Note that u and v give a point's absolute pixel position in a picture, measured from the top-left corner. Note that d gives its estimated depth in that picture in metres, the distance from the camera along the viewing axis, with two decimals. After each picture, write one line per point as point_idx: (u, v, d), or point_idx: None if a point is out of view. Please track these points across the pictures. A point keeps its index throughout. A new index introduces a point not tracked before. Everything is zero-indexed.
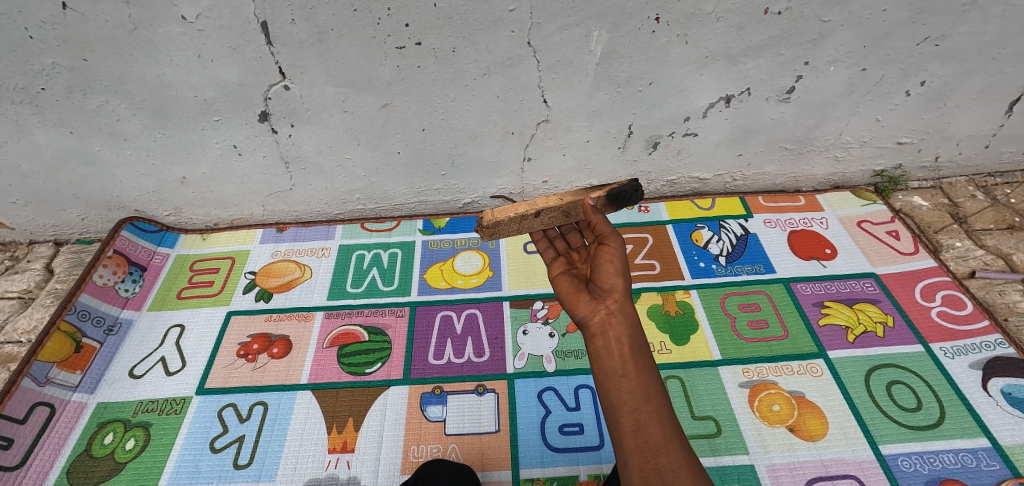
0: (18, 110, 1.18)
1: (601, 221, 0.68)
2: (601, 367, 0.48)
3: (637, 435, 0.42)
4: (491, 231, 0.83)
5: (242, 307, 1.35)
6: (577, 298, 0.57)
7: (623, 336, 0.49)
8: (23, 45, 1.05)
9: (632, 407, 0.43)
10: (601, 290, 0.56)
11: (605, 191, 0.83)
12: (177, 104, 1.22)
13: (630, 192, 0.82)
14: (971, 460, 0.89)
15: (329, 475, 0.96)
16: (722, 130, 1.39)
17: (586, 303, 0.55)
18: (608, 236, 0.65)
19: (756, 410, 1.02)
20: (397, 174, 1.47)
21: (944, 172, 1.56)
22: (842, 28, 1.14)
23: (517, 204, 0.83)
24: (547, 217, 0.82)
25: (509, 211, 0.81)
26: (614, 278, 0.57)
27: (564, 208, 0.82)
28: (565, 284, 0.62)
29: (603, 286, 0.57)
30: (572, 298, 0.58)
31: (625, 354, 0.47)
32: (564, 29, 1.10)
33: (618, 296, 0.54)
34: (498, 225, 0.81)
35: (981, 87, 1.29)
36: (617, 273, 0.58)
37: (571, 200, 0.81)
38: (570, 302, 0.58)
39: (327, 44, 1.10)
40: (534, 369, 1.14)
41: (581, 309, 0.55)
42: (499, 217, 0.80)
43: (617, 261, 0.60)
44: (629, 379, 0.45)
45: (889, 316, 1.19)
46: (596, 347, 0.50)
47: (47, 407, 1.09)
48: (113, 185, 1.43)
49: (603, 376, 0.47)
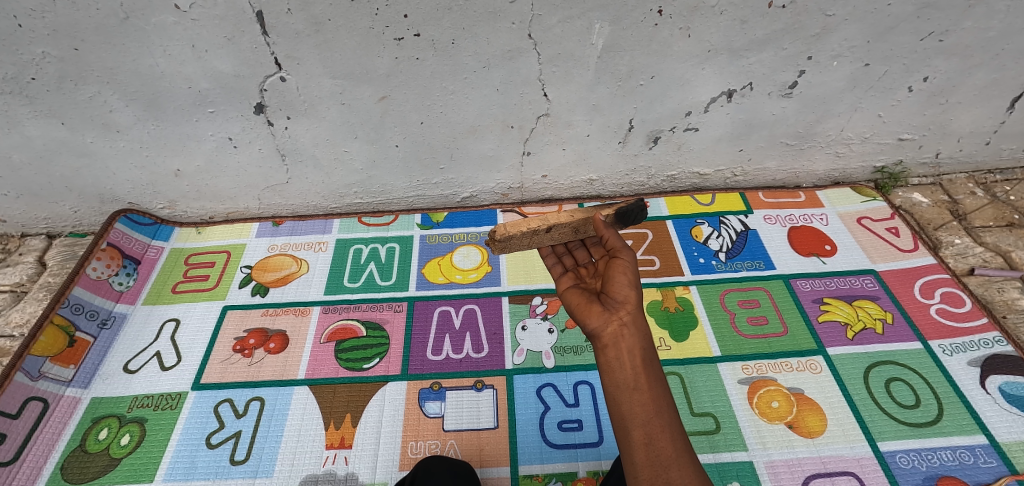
0: (7, 100, 1.16)
1: (612, 236, 0.69)
2: (612, 379, 0.48)
3: (649, 449, 0.41)
4: (502, 245, 0.83)
5: (238, 301, 1.34)
6: (588, 309, 0.56)
7: (636, 348, 0.49)
8: (12, 34, 1.03)
9: (644, 420, 0.43)
10: (614, 301, 0.56)
11: (615, 208, 0.83)
12: (170, 96, 1.20)
13: (638, 210, 0.82)
14: (968, 457, 0.90)
15: (327, 471, 0.96)
16: (722, 125, 1.38)
17: (599, 314, 0.54)
18: (621, 250, 0.65)
19: (755, 406, 1.02)
20: (394, 167, 1.45)
21: (944, 168, 1.56)
22: (846, 23, 1.12)
23: (529, 219, 0.83)
24: (558, 233, 0.82)
25: (520, 226, 0.82)
26: (628, 290, 0.56)
27: (574, 224, 0.82)
28: (575, 296, 0.61)
29: (615, 298, 0.56)
30: (583, 308, 0.57)
31: (638, 367, 0.47)
32: (565, 21, 1.08)
33: (631, 308, 0.54)
34: (510, 240, 0.81)
35: (982, 84, 1.29)
36: (630, 285, 0.57)
37: (582, 217, 0.82)
38: (581, 313, 0.57)
39: (323, 35, 1.08)
40: (533, 365, 1.13)
41: (593, 320, 0.54)
42: (512, 232, 0.80)
43: (630, 274, 0.60)
44: (641, 392, 0.45)
45: (888, 313, 1.19)
46: (607, 359, 0.49)
47: (41, 402, 1.08)
48: (106, 178, 1.41)
49: (614, 389, 0.47)
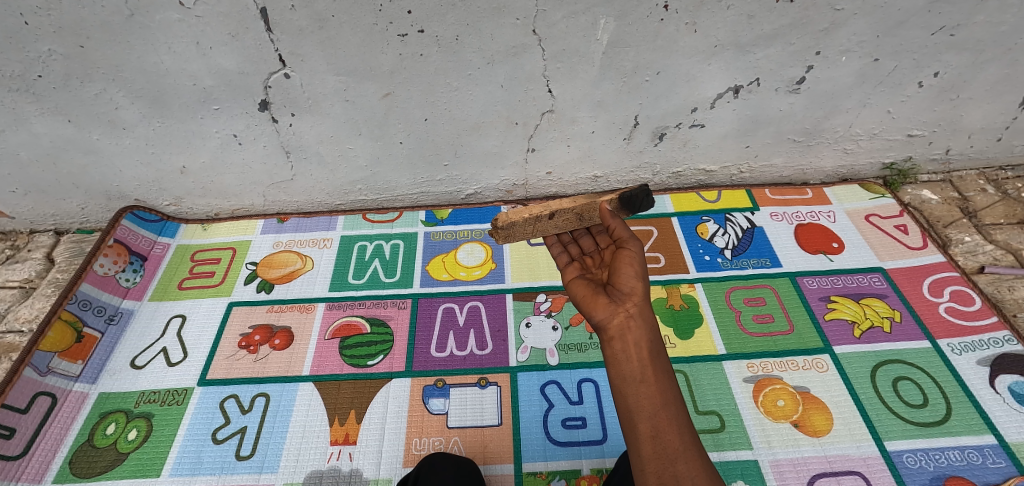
0: (15, 98, 1.17)
1: (618, 226, 0.68)
2: (617, 372, 0.47)
3: (655, 442, 0.41)
4: (506, 233, 0.85)
5: (243, 298, 1.34)
6: (594, 300, 0.56)
7: (642, 341, 0.48)
8: (19, 32, 1.03)
9: (651, 413, 0.43)
10: (620, 293, 0.55)
11: (618, 194, 0.83)
12: (176, 93, 1.20)
13: (641, 196, 0.82)
14: (977, 457, 0.89)
15: (332, 467, 0.96)
16: (729, 121, 1.37)
17: (605, 306, 0.54)
18: (628, 241, 0.64)
19: (760, 405, 1.01)
20: (399, 164, 1.45)
21: (954, 165, 1.53)
22: (855, 17, 1.11)
23: (532, 206, 0.84)
24: (562, 219, 0.82)
25: (523, 213, 0.83)
26: (634, 283, 0.56)
27: (578, 210, 0.81)
28: (581, 287, 0.61)
29: (622, 289, 0.56)
30: (589, 300, 0.57)
31: (644, 360, 0.47)
32: (569, 17, 1.07)
33: (636, 300, 0.53)
34: (513, 227, 0.83)
35: (994, 79, 1.27)
36: (637, 277, 0.57)
37: (586, 203, 0.81)
38: (587, 305, 0.57)
39: (327, 31, 1.08)
40: (537, 362, 1.13)
41: (599, 312, 0.54)
42: (514, 218, 0.82)
43: (636, 265, 0.59)
44: (647, 385, 0.44)
45: (896, 311, 1.18)
46: (613, 351, 0.49)
47: (49, 397, 1.09)
48: (112, 174, 1.42)
49: (621, 382, 0.47)
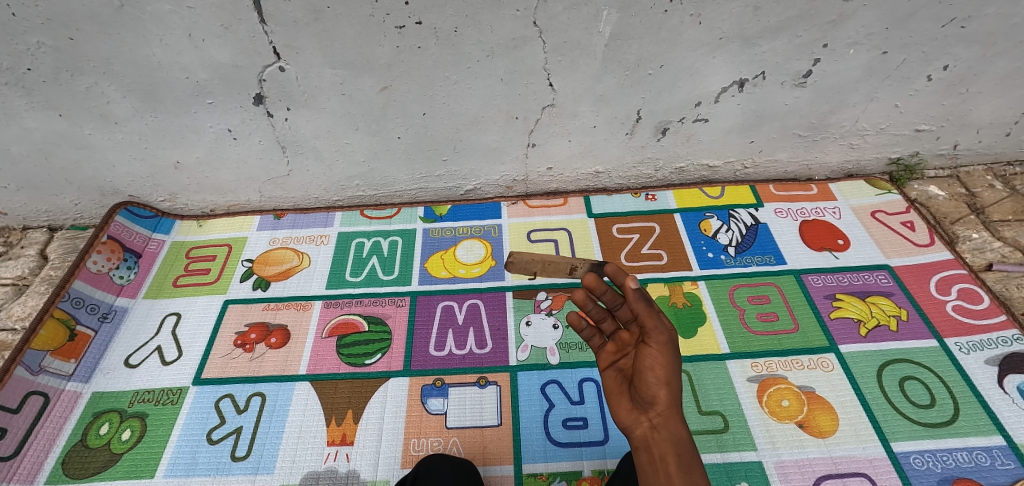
0: (4, 92, 1.14)
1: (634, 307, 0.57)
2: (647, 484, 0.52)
3: None
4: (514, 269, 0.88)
5: (239, 295, 1.32)
6: (619, 405, 0.59)
7: (665, 459, 0.51)
8: (6, 24, 1.01)
9: None
10: (643, 399, 0.56)
11: None
12: (169, 86, 1.17)
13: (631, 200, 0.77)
14: (985, 458, 0.87)
15: (329, 468, 0.95)
16: (733, 116, 1.34)
17: (628, 413, 0.57)
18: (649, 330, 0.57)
19: (765, 405, 0.99)
20: (397, 159, 1.42)
21: (962, 160, 1.51)
22: (864, 9, 1.08)
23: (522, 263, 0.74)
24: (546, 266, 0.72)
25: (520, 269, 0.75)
26: (657, 389, 0.55)
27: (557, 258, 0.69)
28: (611, 378, 0.63)
29: (644, 395, 0.56)
30: (615, 401, 0.60)
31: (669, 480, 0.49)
32: (571, 8, 1.04)
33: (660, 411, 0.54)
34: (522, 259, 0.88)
35: (1004, 73, 1.24)
36: (661, 384, 0.55)
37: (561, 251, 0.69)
38: (614, 406, 0.60)
39: (322, 23, 1.05)
40: (537, 361, 1.11)
41: (624, 419, 0.57)
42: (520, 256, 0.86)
43: (660, 365, 0.56)
44: None
45: (902, 309, 1.16)
46: (642, 464, 0.54)
47: (42, 396, 1.07)
48: (106, 170, 1.39)
49: None
